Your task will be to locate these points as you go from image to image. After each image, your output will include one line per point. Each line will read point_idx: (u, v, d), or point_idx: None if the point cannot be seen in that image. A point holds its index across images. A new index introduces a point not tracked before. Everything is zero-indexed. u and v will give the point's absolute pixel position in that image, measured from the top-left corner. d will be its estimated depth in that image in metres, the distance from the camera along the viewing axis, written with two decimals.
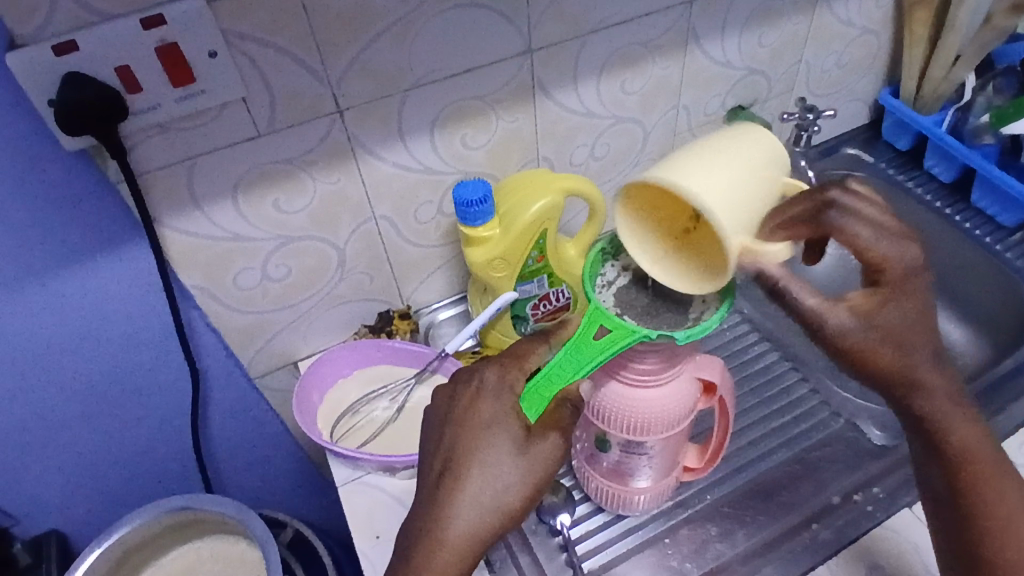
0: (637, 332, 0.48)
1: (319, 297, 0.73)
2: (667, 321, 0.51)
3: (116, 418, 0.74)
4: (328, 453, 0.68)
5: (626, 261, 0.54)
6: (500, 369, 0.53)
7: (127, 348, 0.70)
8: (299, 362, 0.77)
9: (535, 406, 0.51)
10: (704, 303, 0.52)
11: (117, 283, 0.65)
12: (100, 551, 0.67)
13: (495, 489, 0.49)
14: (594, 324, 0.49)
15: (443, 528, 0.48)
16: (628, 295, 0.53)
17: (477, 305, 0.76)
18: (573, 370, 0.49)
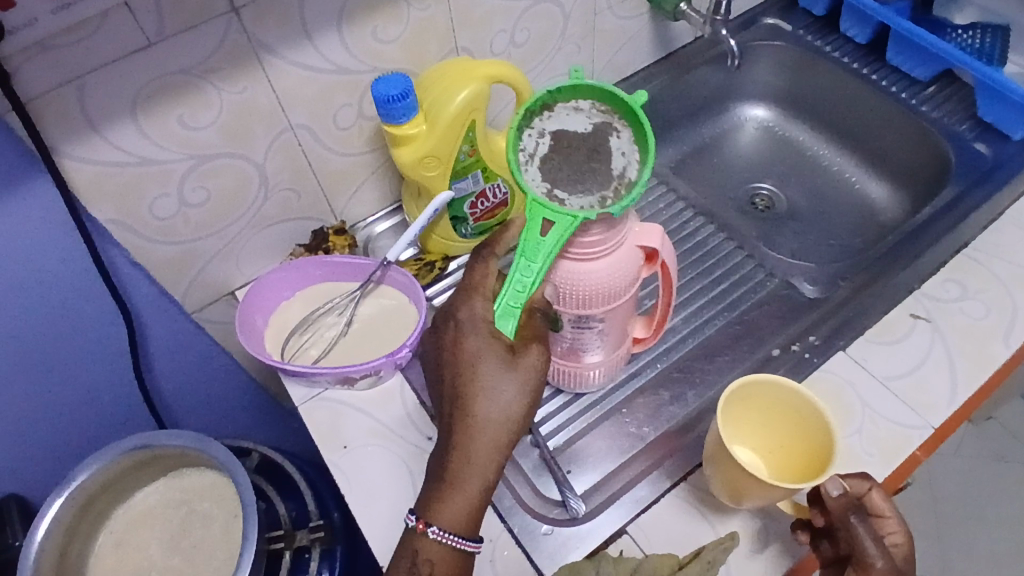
0: (579, 216, 0.48)
1: (246, 219, 0.70)
2: (596, 174, 0.51)
3: (52, 371, 0.71)
4: (282, 375, 0.68)
5: (541, 126, 0.53)
6: (466, 303, 0.53)
7: (49, 295, 0.66)
8: (236, 291, 0.76)
9: (509, 319, 0.51)
10: (624, 157, 0.52)
11: (25, 225, 0.61)
12: (62, 500, 0.66)
13: (499, 408, 0.51)
14: (538, 219, 0.49)
15: (465, 457, 0.50)
16: (552, 165, 0.52)
17: (414, 210, 0.74)
18: (534, 274, 0.49)
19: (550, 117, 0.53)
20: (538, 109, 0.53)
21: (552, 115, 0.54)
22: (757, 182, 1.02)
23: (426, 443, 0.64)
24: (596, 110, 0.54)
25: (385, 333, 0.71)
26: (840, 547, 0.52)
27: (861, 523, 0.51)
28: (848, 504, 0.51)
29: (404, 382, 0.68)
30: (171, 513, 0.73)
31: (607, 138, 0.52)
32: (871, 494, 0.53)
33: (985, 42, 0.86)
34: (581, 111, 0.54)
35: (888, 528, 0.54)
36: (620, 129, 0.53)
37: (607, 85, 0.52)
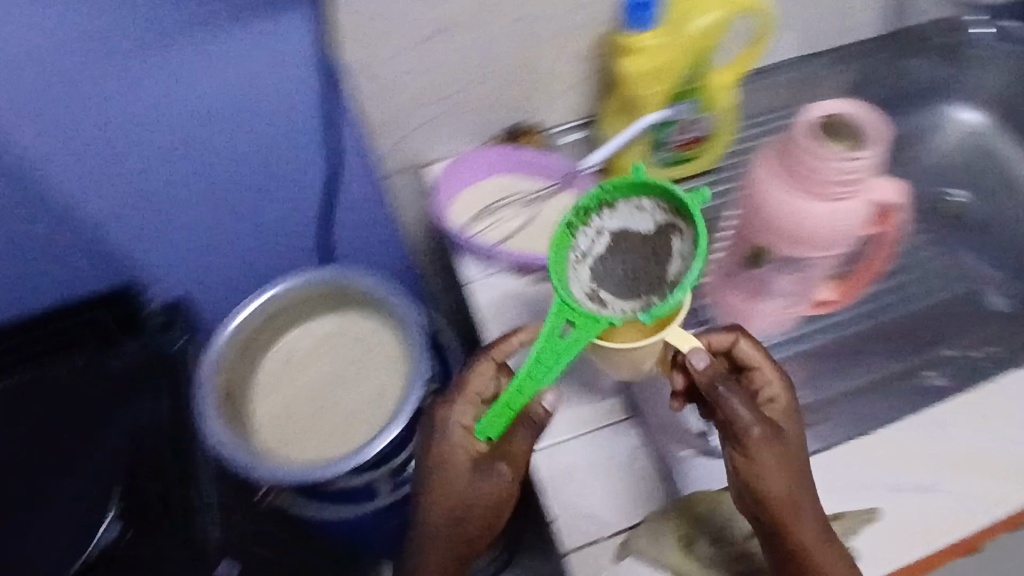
0: (604, 321, 0.48)
1: (460, 96, 0.73)
2: (649, 275, 0.52)
3: (255, 194, 0.79)
4: (463, 250, 0.73)
5: (600, 225, 0.53)
6: (450, 408, 0.58)
7: (275, 123, 0.73)
8: (424, 168, 0.79)
9: (495, 424, 0.53)
10: (682, 261, 0.50)
11: (275, 48, 0.66)
12: (256, 303, 0.78)
13: (457, 514, 0.58)
14: (561, 319, 0.49)
15: (422, 539, 0.59)
16: (603, 266, 0.52)
17: (615, 125, 0.74)
18: (542, 374, 0.49)
19: (610, 213, 0.53)
20: (595, 207, 0.53)
21: (613, 211, 0.53)
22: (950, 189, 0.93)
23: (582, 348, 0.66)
24: (660, 209, 0.52)
25: (562, 232, 0.73)
26: (718, 416, 0.52)
27: (721, 381, 0.51)
28: (704, 376, 0.51)
29: None
30: (336, 348, 0.82)
31: (668, 240, 0.51)
32: (738, 345, 0.56)
33: None
34: (643, 210, 0.53)
35: (759, 379, 0.55)
36: (682, 230, 0.51)
37: (672, 187, 0.50)
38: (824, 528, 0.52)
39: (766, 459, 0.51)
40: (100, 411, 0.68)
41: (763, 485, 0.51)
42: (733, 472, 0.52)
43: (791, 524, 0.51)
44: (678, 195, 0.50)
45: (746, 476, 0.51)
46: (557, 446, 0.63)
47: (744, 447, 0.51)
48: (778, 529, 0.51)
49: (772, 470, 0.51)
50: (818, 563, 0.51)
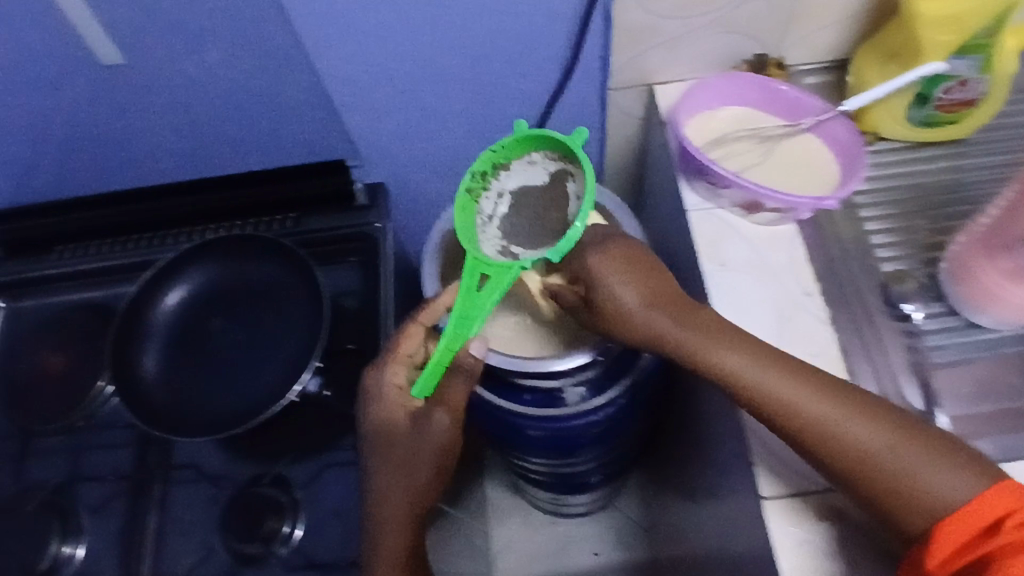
0: (513, 269, 0.61)
1: (713, 17, 0.69)
2: (548, 218, 0.67)
3: (478, 92, 0.77)
4: (689, 176, 0.69)
5: (501, 186, 0.68)
6: (380, 368, 0.67)
7: (520, 24, 0.69)
8: (653, 87, 0.77)
9: (424, 385, 0.64)
10: (576, 201, 0.65)
11: None
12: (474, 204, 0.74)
13: (400, 445, 0.66)
14: (476, 274, 0.62)
15: (381, 496, 0.65)
16: (512, 219, 0.67)
17: (874, 74, 0.68)
18: (463, 334, 0.61)
19: (505, 173, 0.68)
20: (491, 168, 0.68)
21: (509, 171, 0.69)
22: None
23: (804, 297, 0.64)
24: (548, 159, 0.68)
25: (802, 175, 0.67)
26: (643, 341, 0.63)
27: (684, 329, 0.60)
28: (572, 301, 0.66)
29: (798, 234, 0.67)
30: None
31: (564, 182, 0.67)
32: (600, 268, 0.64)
33: None
34: (536, 163, 0.68)
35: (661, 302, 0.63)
36: (574, 173, 0.66)
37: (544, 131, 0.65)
38: (838, 400, 0.53)
39: (735, 358, 0.55)
40: (329, 251, 0.84)
41: (771, 395, 0.53)
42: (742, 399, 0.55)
43: (848, 430, 0.51)
44: (563, 137, 0.64)
45: (775, 396, 0.53)
46: None
47: (707, 358, 0.56)
48: (844, 447, 0.51)
49: (806, 389, 0.53)
50: (848, 442, 0.51)
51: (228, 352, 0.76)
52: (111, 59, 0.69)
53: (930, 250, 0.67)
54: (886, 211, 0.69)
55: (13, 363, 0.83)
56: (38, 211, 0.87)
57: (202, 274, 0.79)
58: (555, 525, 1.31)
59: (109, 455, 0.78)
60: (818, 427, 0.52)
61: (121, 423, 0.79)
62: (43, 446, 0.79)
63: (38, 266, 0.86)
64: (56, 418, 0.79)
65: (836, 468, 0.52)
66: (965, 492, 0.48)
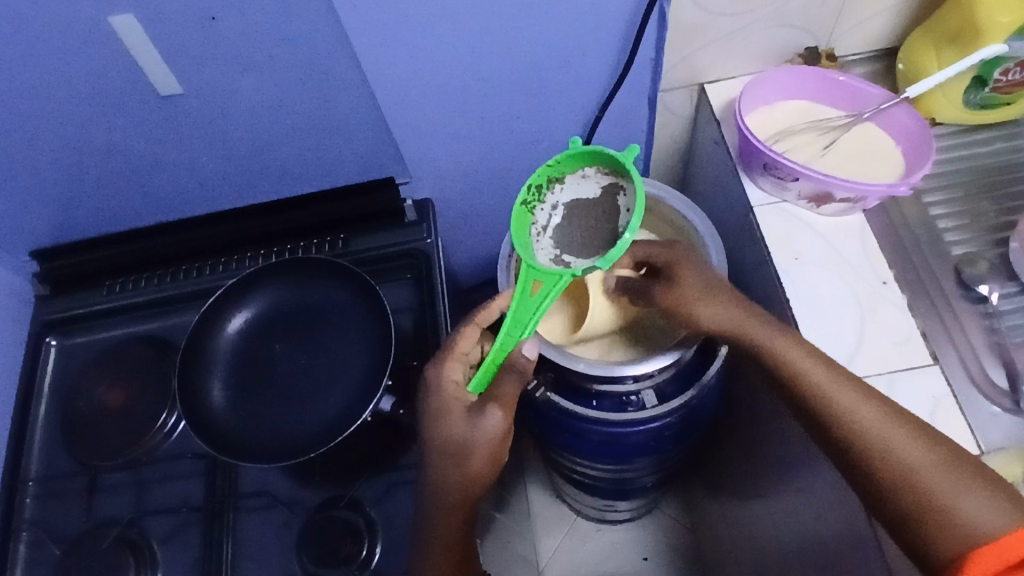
0: (565, 273, 0.59)
1: (767, 12, 0.70)
2: (601, 230, 0.62)
3: (532, 100, 0.78)
4: (755, 169, 0.69)
5: (554, 200, 0.65)
6: (437, 364, 0.65)
7: (578, 31, 0.69)
8: (704, 85, 0.78)
9: (479, 380, 0.64)
10: (627, 212, 0.61)
11: None
12: None
13: (453, 449, 0.62)
14: (529, 280, 0.60)
15: (434, 496, 0.62)
16: (564, 233, 0.64)
17: (930, 61, 0.69)
18: (518, 332, 0.61)
19: (558, 187, 0.65)
20: (545, 183, 0.65)
21: (563, 184, 0.65)
22: None
23: (882, 286, 0.64)
24: (601, 173, 0.64)
25: (866, 163, 0.68)
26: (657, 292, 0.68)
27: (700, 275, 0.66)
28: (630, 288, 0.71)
29: (866, 224, 0.68)
30: None
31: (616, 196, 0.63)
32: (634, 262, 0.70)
33: None
34: (588, 177, 0.65)
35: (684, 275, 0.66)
36: (625, 185, 0.62)
37: (598, 146, 0.62)
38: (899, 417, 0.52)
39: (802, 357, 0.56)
40: (383, 270, 0.84)
41: (831, 397, 0.54)
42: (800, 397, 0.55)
43: (896, 446, 0.51)
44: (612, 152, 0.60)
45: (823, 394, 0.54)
46: None
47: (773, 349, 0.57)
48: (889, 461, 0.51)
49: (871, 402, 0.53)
50: (898, 453, 0.50)
51: (293, 377, 0.75)
52: (169, 87, 0.68)
53: (997, 233, 0.67)
54: (948, 196, 0.70)
55: (68, 400, 0.82)
56: (84, 245, 0.86)
57: (259, 301, 0.78)
58: (601, 533, 1.28)
59: (176, 488, 0.77)
60: (867, 431, 0.52)
61: (186, 453, 0.78)
62: (107, 482, 0.78)
63: (89, 300, 0.86)
64: (119, 453, 0.78)
65: (875, 478, 0.51)
66: (1003, 525, 0.46)
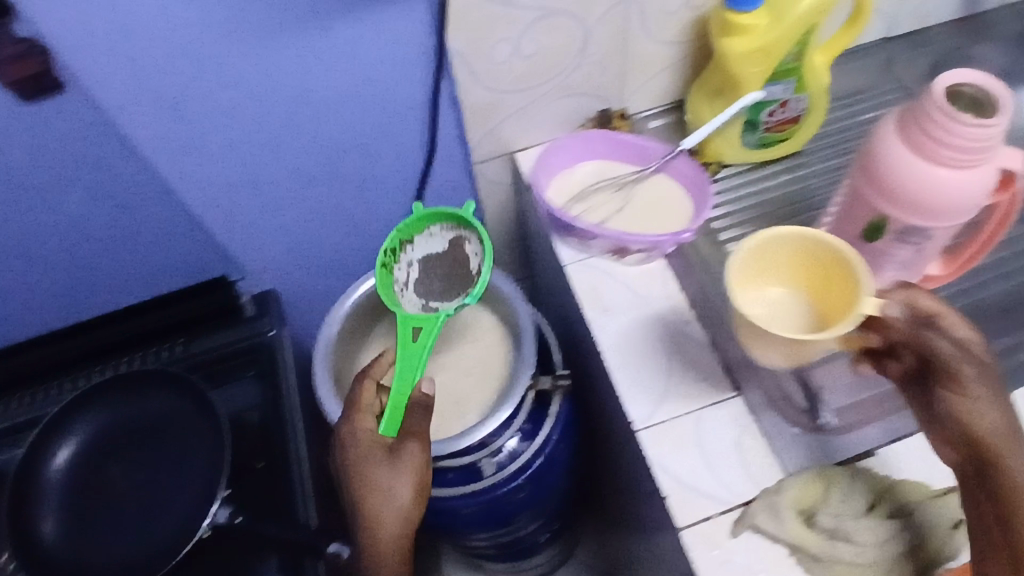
0: (437, 317, 0.65)
1: (550, 84, 0.74)
2: (449, 277, 0.70)
3: (350, 184, 0.79)
4: (557, 230, 0.73)
5: (408, 258, 0.71)
6: (348, 421, 0.64)
7: (375, 116, 0.72)
8: (514, 155, 0.81)
9: (391, 423, 0.63)
10: (476, 258, 0.70)
11: (391, 41, 0.66)
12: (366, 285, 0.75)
13: (386, 500, 0.61)
14: (408, 327, 0.65)
15: (377, 541, 0.61)
16: (423, 285, 0.70)
17: (705, 110, 0.75)
18: (408, 377, 0.63)
19: (409, 249, 0.71)
20: (396, 247, 0.70)
21: (412, 245, 0.71)
22: None
23: (684, 326, 0.68)
24: (443, 229, 0.72)
25: (656, 213, 0.72)
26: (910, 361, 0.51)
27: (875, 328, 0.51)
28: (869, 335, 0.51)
29: (667, 267, 0.71)
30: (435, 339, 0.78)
31: (461, 246, 0.71)
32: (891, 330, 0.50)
33: None
34: (434, 234, 0.72)
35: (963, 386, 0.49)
36: (469, 236, 0.71)
37: (438, 210, 0.71)
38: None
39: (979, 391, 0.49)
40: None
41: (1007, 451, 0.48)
42: (949, 396, 0.49)
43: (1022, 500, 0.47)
44: (454, 210, 0.70)
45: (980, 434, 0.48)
46: (662, 424, 0.63)
47: (923, 357, 0.50)
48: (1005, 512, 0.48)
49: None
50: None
51: (130, 500, 0.72)
52: None
53: None
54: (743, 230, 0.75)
55: None
56: None
57: (89, 423, 0.75)
58: None
59: None
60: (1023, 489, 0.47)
61: None
62: None
63: None
64: None
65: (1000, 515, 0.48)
66: None
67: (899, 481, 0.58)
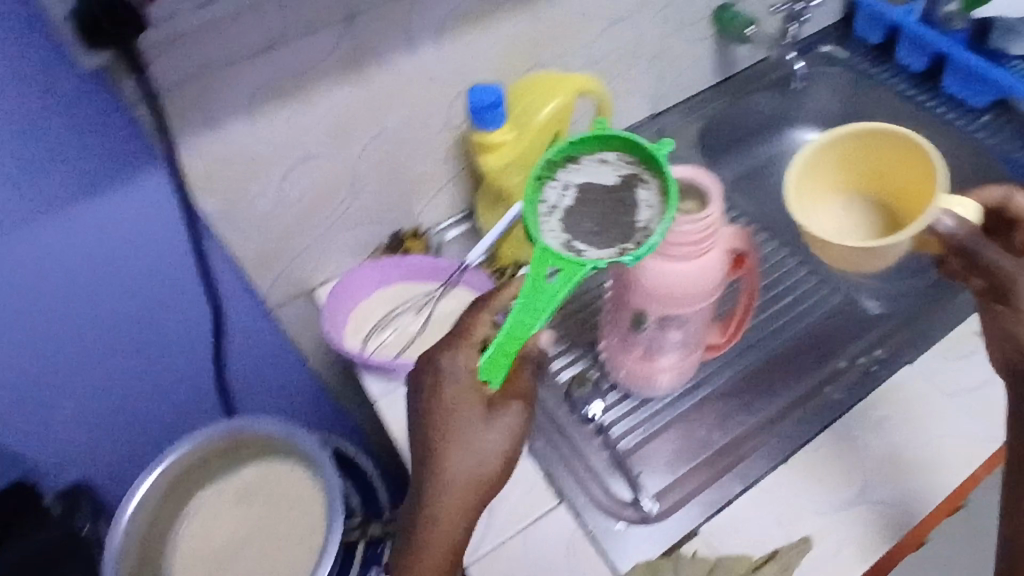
0: (584, 264, 0.48)
1: (330, 220, 0.72)
2: (602, 242, 0.50)
3: (142, 365, 0.72)
4: (362, 366, 0.71)
5: (565, 179, 0.53)
6: (455, 354, 0.53)
7: (146, 288, 0.67)
8: (315, 290, 0.79)
9: (494, 373, 0.51)
10: (650, 209, 0.51)
11: (138, 209, 0.60)
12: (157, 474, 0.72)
13: (473, 463, 0.51)
14: (544, 265, 0.48)
15: (421, 543, 0.50)
16: (573, 218, 0.51)
17: (489, 217, 0.77)
18: (529, 322, 0.48)
19: (554, 184, 0.52)
20: (562, 161, 0.53)
21: (577, 166, 0.53)
22: None
23: None
24: (623, 161, 0.53)
25: None
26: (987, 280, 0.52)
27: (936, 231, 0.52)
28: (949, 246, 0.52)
29: None
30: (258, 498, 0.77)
31: (634, 188, 0.52)
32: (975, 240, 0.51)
33: None
34: (606, 162, 0.53)
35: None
36: (648, 179, 0.52)
37: (634, 135, 0.52)
38: None
39: None
40: None
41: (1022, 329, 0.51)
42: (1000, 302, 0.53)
43: None
44: (642, 141, 0.52)
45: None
46: (489, 555, 0.60)
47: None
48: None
49: None
50: None
51: None
52: None
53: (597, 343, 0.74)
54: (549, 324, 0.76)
55: None
56: None
57: None
58: None
59: None
60: None
61: None
62: None
63: None
64: None
65: None
66: None
67: (724, 558, 0.59)
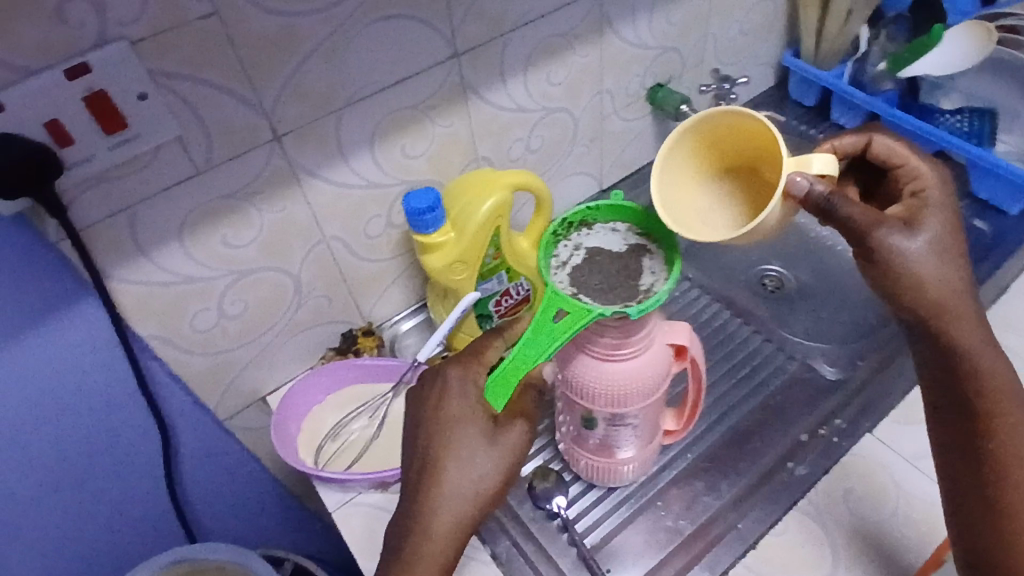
0: (592, 311, 0.49)
1: (277, 329, 0.71)
2: (605, 289, 0.53)
3: (89, 493, 0.70)
4: (315, 480, 0.68)
5: (578, 241, 0.56)
6: (462, 368, 0.54)
7: (87, 417, 0.66)
8: (266, 397, 0.76)
9: (500, 395, 0.52)
10: (653, 275, 0.53)
11: (84, 336, 0.61)
12: None
13: (470, 480, 0.51)
14: (553, 308, 0.50)
15: (422, 540, 0.50)
16: (581, 274, 0.54)
17: (440, 311, 0.76)
18: (534, 355, 0.50)
19: (587, 231, 0.57)
20: (578, 223, 0.57)
21: (591, 231, 0.57)
22: (764, 264, 0.93)
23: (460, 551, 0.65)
24: (631, 233, 0.56)
25: None
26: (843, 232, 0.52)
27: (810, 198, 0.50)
28: (810, 206, 0.50)
29: None
30: None
31: (639, 259, 0.55)
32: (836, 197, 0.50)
33: (973, 125, 0.85)
34: (617, 232, 0.57)
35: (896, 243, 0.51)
36: (652, 251, 0.55)
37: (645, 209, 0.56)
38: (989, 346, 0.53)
39: (920, 242, 0.51)
40: None
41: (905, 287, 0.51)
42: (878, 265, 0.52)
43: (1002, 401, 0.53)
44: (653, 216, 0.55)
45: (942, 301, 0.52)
46: None
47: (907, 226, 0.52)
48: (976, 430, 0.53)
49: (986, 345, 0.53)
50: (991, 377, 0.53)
51: None
52: None
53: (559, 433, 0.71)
54: None
55: None
56: None
57: None
58: None
59: None
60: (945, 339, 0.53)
61: None
62: None
63: None
64: None
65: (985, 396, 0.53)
66: None
67: None
